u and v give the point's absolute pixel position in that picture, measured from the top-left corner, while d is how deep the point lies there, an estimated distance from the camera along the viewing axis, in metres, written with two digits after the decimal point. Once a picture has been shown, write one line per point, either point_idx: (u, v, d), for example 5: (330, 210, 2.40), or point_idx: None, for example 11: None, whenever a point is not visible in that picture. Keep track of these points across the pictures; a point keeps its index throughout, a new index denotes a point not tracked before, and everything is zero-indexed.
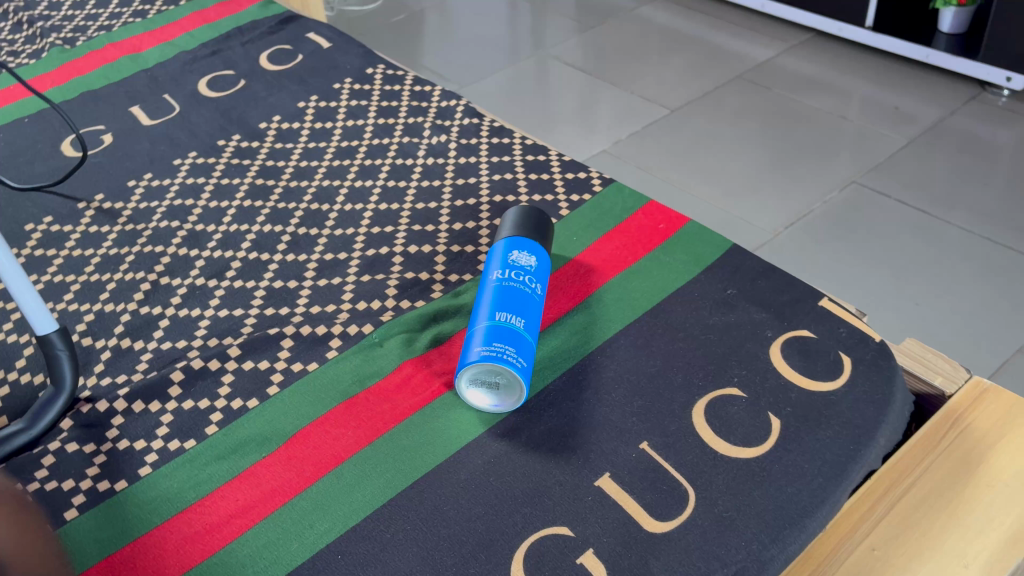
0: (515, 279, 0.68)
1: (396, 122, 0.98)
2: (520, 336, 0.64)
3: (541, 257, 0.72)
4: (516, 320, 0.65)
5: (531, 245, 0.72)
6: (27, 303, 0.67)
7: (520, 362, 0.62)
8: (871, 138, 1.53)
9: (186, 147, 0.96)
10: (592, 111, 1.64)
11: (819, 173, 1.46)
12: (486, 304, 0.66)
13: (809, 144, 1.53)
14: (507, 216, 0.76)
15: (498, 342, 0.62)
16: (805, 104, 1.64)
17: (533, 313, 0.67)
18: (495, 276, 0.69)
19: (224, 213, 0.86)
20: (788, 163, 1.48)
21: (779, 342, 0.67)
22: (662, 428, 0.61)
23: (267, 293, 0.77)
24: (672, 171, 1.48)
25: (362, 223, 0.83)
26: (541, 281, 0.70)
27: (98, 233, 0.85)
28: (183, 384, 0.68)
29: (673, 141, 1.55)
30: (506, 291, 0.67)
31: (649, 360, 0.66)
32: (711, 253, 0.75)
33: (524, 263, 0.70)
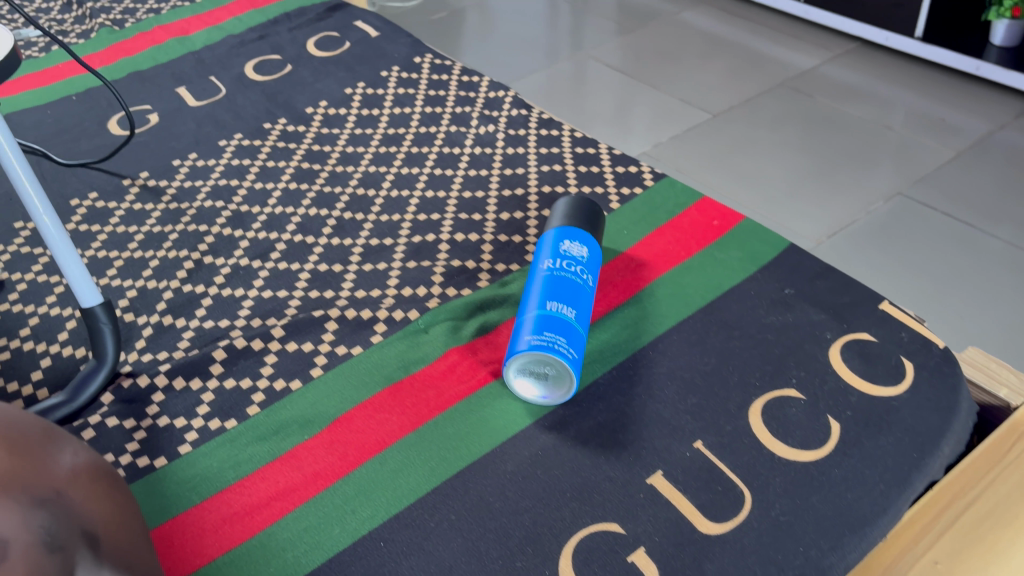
0: (567, 269, 0.66)
1: (443, 111, 0.97)
2: (571, 327, 0.62)
3: (592, 248, 0.70)
4: (567, 311, 0.63)
5: (583, 236, 0.70)
6: (74, 276, 0.66)
7: (571, 354, 0.60)
8: (916, 149, 1.50)
9: (231, 129, 0.96)
10: (633, 111, 1.61)
11: (867, 182, 1.42)
12: (537, 293, 0.64)
13: (852, 153, 1.49)
14: (558, 206, 0.74)
15: (549, 332, 0.60)
16: (848, 113, 1.60)
17: (584, 304, 0.65)
18: (546, 265, 0.67)
19: (269, 195, 0.86)
20: (831, 171, 1.45)
21: (838, 345, 0.65)
22: (716, 428, 0.59)
23: (312, 275, 0.75)
24: (713, 173, 1.45)
25: (408, 210, 0.82)
26: (592, 273, 0.68)
27: (142, 210, 0.85)
28: (225, 363, 0.67)
29: (714, 145, 1.52)
30: (558, 281, 0.65)
31: (704, 358, 0.64)
32: (767, 252, 0.73)
33: (576, 253, 0.68)
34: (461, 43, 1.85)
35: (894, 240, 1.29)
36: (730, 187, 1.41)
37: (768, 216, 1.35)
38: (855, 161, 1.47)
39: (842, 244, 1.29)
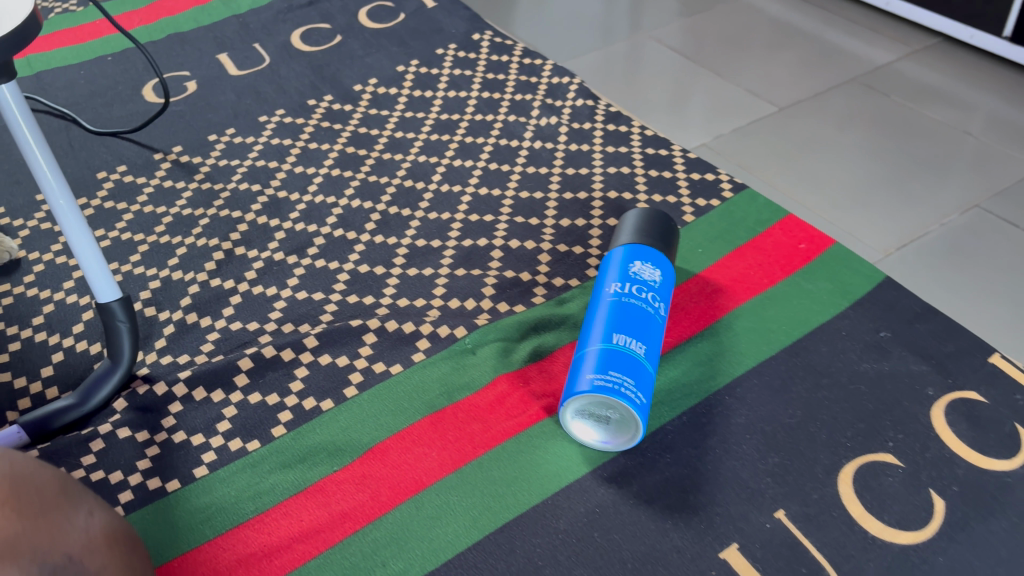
0: (636, 295, 0.58)
1: (502, 98, 0.89)
2: (639, 365, 0.54)
3: (666, 270, 0.62)
4: (635, 346, 0.55)
5: (656, 256, 0.62)
6: (91, 268, 0.59)
7: (638, 399, 0.53)
8: (996, 160, 1.14)
9: (273, 103, 0.89)
10: (696, 96, 1.25)
11: (953, 195, 1.07)
12: (602, 322, 0.57)
13: (924, 160, 1.14)
14: (627, 219, 0.65)
15: (615, 372, 0.53)
16: (921, 111, 1.24)
17: (654, 337, 0.57)
18: (612, 289, 0.59)
19: (310, 180, 0.79)
20: (901, 177, 1.10)
21: (942, 404, 0.57)
22: (801, 495, 0.52)
23: (351, 277, 0.69)
24: (785, 176, 1.10)
25: (459, 208, 0.75)
26: (664, 299, 0.60)
27: (173, 188, 0.78)
28: (251, 375, 0.61)
29: (768, 137, 1.17)
30: (625, 309, 0.57)
31: (788, 409, 0.56)
32: (860, 286, 0.65)
33: (647, 277, 0.60)
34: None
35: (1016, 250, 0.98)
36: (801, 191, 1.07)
37: (849, 226, 1.01)
38: (958, 162, 1.13)
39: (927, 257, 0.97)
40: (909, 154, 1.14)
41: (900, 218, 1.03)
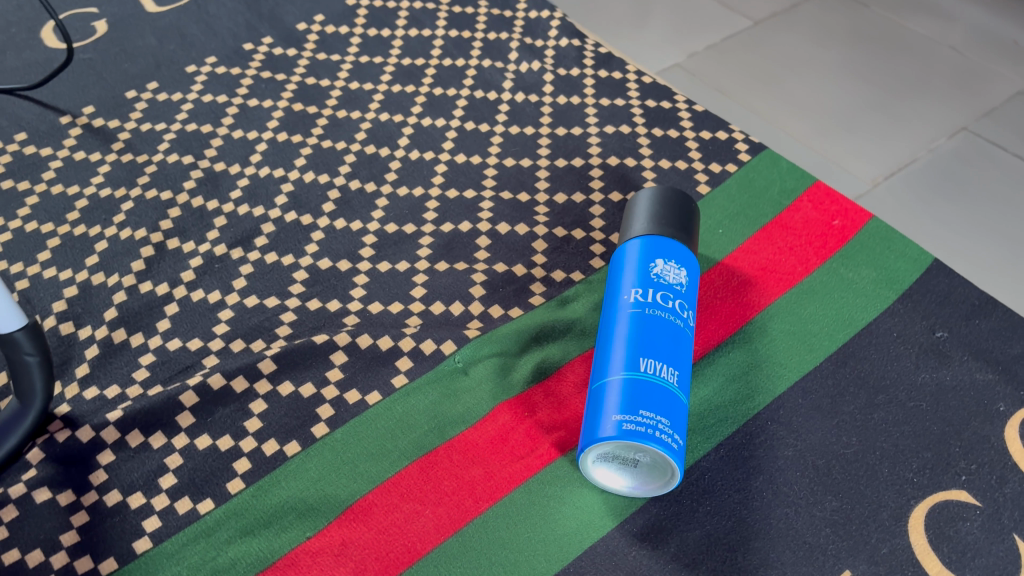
0: (661, 306, 0.48)
1: (473, 37, 0.77)
2: (673, 396, 0.45)
3: (692, 266, 0.52)
4: (667, 372, 0.46)
5: (681, 250, 0.51)
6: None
7: (676, 442, 0.43)
8: (986, 75, 0.98)
9: (202, 49, 0.75)
10: (659, 7, 1.05)
11: (940, 117, 0.90)
12: (623, 343, 0.47)
13: (909, 73, 0.96)
14: (638, 198, 0.54)
15: (647, 412, 0.43)
16: (902, 16, 1.06)
17: (684, 356, 0.48)
18: (632, 297, 0.49)
19: (252, 147, 0.66)
20: (887, 96, 0.93)
21: (1015, 422, 0.49)
22: (868, 551, 0.44)
23: (311, 275, 0.58)
24: (771, 105, 0.90)
25: (433, 181, 0.64)
26: (691, 305, 0.50)
27: (87, 161, 0.65)
28: (198, 413, 0.50)
29: (741, 49, 0.98)
30: (650, 323, 0.47)
31: (842, 436, 0.48)
32: (907, 272, 0.57)
33: (672, 280, 0.50)
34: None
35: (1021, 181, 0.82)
36: (788, 118, 0.89)
37: (838, 157, 0.84)
38: (950, 77, 0.96)
39: (919, 188, 0.81)
40: (896, 69, 0.97)
41: (893, 142, 0.87)
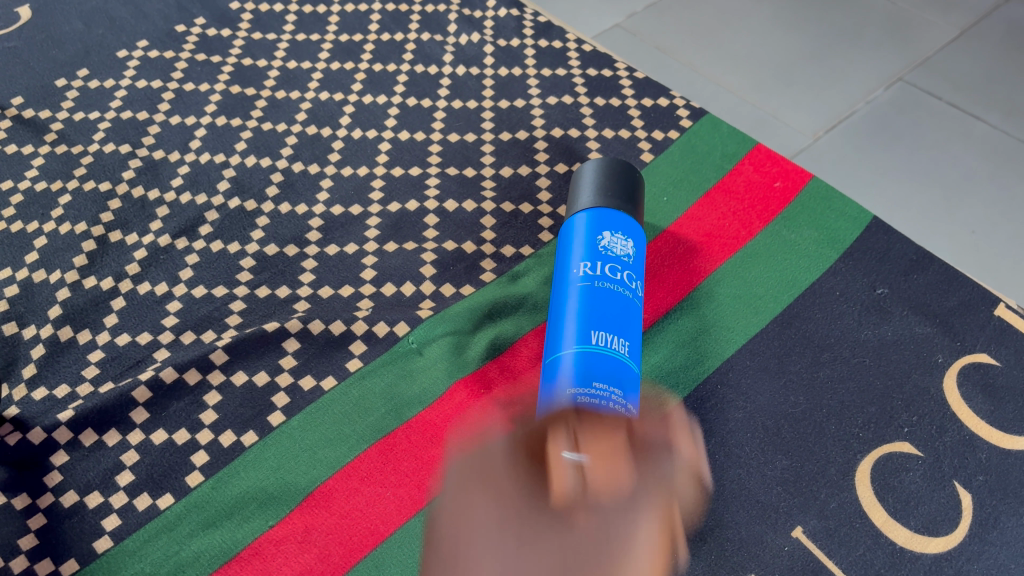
0: (610, 279, 0.49)
1: (411, 10, 0.76)
2: (624, 366, 0.46)
3: (638, 234, 0.52)
4: (618, 343, 0.46)
5: (626, 220, 0.52)
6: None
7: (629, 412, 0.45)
8: (919, 22, 0.99)
9: (133, 32, 0.73)
10: None
11: (876, 68, 0.92)
12: (573, 316, 0.47)
13: (845, 23, 0.97)
14: (587, 168, 0.55)
15: (599, 386, 0.44)
16: None
17: (633, 325, 0.49)
18: (582, 270, 0.49)
19: (191, 133, 0.65)
20: (823, 49, 0.94)
21: (954, 373, 0.51)
22: (818, 506, 0.45)
23: (258, 262, 0.57)
24: (710, 62, 0.91)
25: (378, 160, 0.63)
26: (638, 272, 0.51)
27: (18, 155, 0.63)
28: (151, 408, 0.50)
29: (679, 7, 0.98)
30: (601, 295, 0.48)
31: (790, 396, 0.50)
32: (848, 230, 0.58)
33: (620, 251, 0.50)
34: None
35: (953, 129, 0.84)
36: (728, 75, 0.89)
37: (776, 113, 0.85)
38: (882, 27, 0.98)
39: (858, 139, 0.83)
40: (831, 19, 0.98)
41: (830, 96, 0.88)
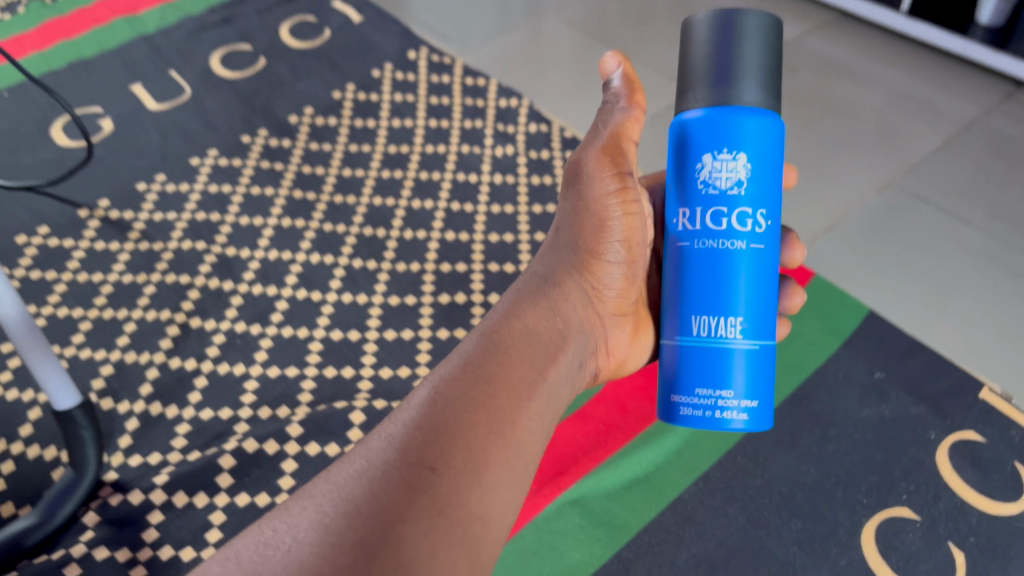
0: (715, 236, 0.40)
1: (451, 125, 0.85)
2: (726, 354, 0.41)
3: (773, 142, 0.40)
4: (731, 324, 0.41)
5: (756, 125, 0.39)
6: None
7: (745, 408, 0.41)
8: (905, 134, 1.09)
9: (203, 143, 0.82)
10: None
11: (868, 174, 1.01)
12: (679, 294, 0.42)
13: (838, 136, 1.07)
14: (750, 24, 0.39)
15: (702, 390, 0.41)
16: (827, 89, 1.18)
17: (754, 283, 0.41)
18: (678, 223, 0.41)
19: (259, 233, 0.73)
20: (820, 159, 1.03)
21: (945, 447, 0.57)
22: (829, 563, 0.51)
23: (325, 345, 0.64)
24: None
25: (427, 257, 0.71)
26: (770, 203, 0.40)
27: (107, 251, 0.71)
28: (235, 474, 0.56)
29: None
30: (703, 269, 0.41)
31: (802, 466, 0.56)
32: (848, 322, 0.65)
33: (729, 176, 0.39)
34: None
35: (939, 232, 0.93)
36: None
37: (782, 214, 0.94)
38: (873, 140, 1.07)
39: (855, 241, 0.91)
40: (826, 132, 1.08)
41: (828, 200, 0.97)
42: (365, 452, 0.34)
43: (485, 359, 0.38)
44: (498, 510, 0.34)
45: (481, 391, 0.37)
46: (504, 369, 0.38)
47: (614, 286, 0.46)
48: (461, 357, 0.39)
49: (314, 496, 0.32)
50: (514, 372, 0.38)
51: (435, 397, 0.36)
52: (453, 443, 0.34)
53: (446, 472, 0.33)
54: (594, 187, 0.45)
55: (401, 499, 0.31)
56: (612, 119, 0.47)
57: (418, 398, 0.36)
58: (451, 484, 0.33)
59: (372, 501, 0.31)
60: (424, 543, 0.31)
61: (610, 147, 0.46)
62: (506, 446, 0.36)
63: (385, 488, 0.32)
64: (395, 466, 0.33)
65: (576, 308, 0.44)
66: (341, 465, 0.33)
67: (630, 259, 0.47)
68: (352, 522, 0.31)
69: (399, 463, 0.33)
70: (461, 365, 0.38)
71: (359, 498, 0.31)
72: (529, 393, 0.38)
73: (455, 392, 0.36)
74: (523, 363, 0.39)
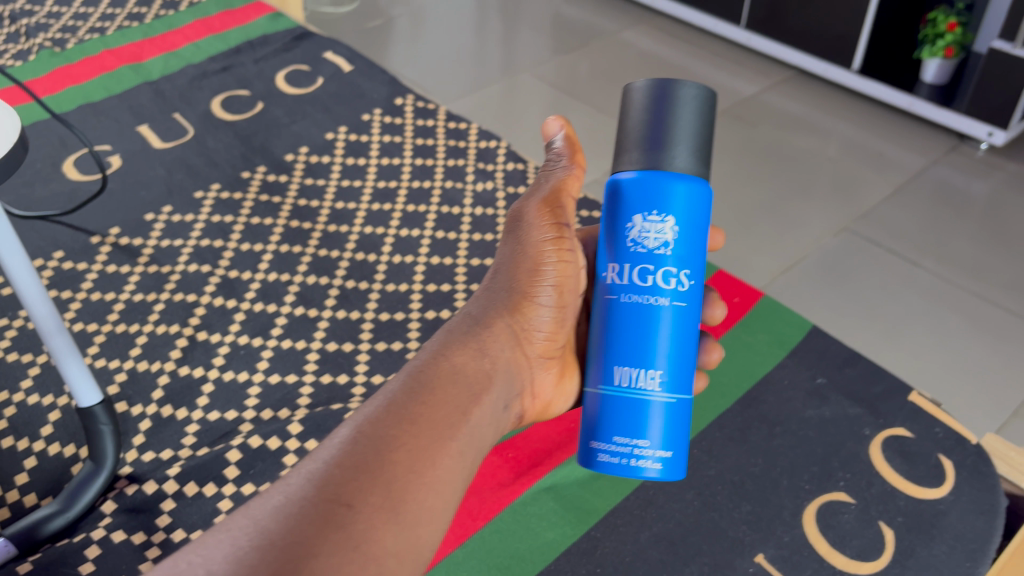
0: (642, 292, 0.47)
1: (435, 164, 0.92)
2: (642, 406, 0.47)
3: (700, 209, 0.46)
4: (649, 378, 0.47)
5: (685, 189, 0.45)
6: (27, 288, 0.56)
7: (659, 457, 0.47)
8: None
9: (206, 178, 0.89)
10: None
11: None
12: (606, 344, 0.48)
13: None
14: (686, 95, 0.46)
15: (621, 438, 0.47)
16: None
17: (673, 341, 0.47)
18: (609, 278, 0.48)
19: (259, 257, 0.80)
20: None
21: (878, 442, 0.65)
22: (775, 539, 0.58)
23: (321, 355, 0.71)
24: None
25: (414, 279, 0.78)
26: (692, 266, 0.47)
27: (118, 273, 0.77)
28: (240, 466, 0.62)
29: None
30: (630, 323, 0.47)
31: (751, 458, 0.63)
32: (793, 334, 0.73)
33: (657, 237, 0.46)
34: (389, 52, 1.86)
35: None
36: None
37: None
38: None
39: None
40: None
41: None
42: (284, 489, 0.38)
43: (409, 402, 0.43)
44: (414, 543, 0.39)
45: (402, 430, 0.41)
46: (427, 408, 0.43)
47: (543, 329, 0.52)
48: (386, 399, 0.43)
49: (230, 528, 0.36)
50: (438, 412, 0.43)
51: (359, 432, 0.41)
52: (367, 480, 0.38)
53: (361, 509, 0.37)
54: (533, 235, 0.52)
55: (315, 533, 0.36)
56: (552, 176, 0.55)
57: (342, 436, 0.40)
58: (363, 519, 0.37)
59: (287, 534, 0.35)
60: (333, 574, 0.35)
61: (550, 200, 0.53)
62: (425, 484, 0.40)
63: (300, 524, 0.36)
64: (313, 502, 0.37)
65: (502, 351, 0.49)
66: (261, 500, 0.37)
67: (558, 304, 0.52)
68: (267, 555, 0.34)
69: (317, 499, 0.37)
70: (385, 406, 0.42)
71: (274, 531, 0.35)
72: (450, 433, 0.43)
73: (377, 429, 0.41)
74: (446, 404, 0.44)
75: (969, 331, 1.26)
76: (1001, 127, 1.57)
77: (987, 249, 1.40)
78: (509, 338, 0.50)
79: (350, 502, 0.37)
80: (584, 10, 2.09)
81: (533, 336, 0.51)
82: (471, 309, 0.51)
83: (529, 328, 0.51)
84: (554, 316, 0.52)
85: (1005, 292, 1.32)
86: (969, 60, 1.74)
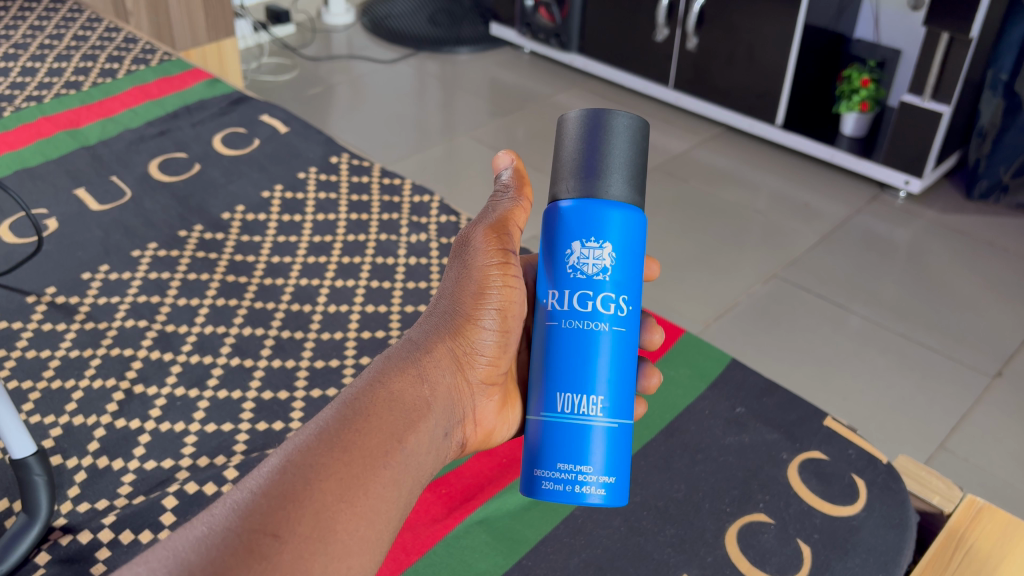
0: (582, 317, 0.50)
1: (370, 218, 0.94)
2: (583, 433, 0.50)
3: (634, 236, 0.50)
4: (591, 404, 0.50)
5: (619, 218, 0.49)
6: None
7: (602, 482, 0.50)
8: None
9: (143, 237, 0.90)
10: None
11: None
12: (548, 371, 0.51)
13: None
14: (619, 125, 0.50)
15: (564, 465, 0.50)
16: None
17: (612, 365, 0.50)
18: (550, 303, 0.51)
19: (196, 311, 0.81)
20: None
21: (795, 465, 0.68)
22: (699, 560, 0.60)
23: (257, 404, 0.72)
24: None
25: (350, 327, 0.81)
26: (630, 292, 0.51)
27: (54, 331, 0.78)
28: (177, 512, 0.63)
29: None
30: (571, 349, 0.50)
31: (675, 484, 0.65)
32: (713, 367, 0.76)
33: (595, 263, 0.49)
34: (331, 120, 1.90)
35: None
36: None
37: None
38: None
39: None
40: None
41: None
42: (209, 520, 0.41)
43: (342, 428, 0.45)
44: (343, 572, 0.41)
45: (334, 459, 0.44)
46: (361, 435, 0.45)
47: (485, 353, 0.54)
48: (318, 427, 0.45)
49: (153, 559, 0.39)
50: (372, 439, 0.46)
51: (289, 462, 0.43)
52: (293, 510, 0.41)
53: (287, 540, 0.40)
54: (478, 259, 0.55)
55: (237, 564, 0.39)
56: (500, 206, 0.58)
57: (271, 465, 0.43)
58: (284, 548, 0.40)
59: (208, 566, 0.38)
60: None
61: (496, 227, 0.56)
62: (355, 512, 0.43)
63: (221, 555, 0.39)
64: (238, 533, 0.40)
65: (442, 377, 0.52)
66: (186, 532, 0.40)
67: (501, 328, 0.55)
68: None
69: (242, 531, 0.40)
70: (317, 434, 0.45)
71: (195, 564, 0.38)
72: (384, 460, 0.45)
73: (306, 458, 0.43)
74: (381, 431, 0.46)
75: (896, 368, 1.31)
76: (916, 175, 1.66)
77: (910, 291, 1.46)
78: (449, 363, 0.53)
79: (276, 531, 0.40)
80: (520, 75, 2.16)
81: (474, 361, 0.54)
82: (413, 335, 0.54)
83: (470, 352, 0.54)
84: (497, 341, 0.54)
85: (926, 330, 1.38)
86: (885, 112, 1.84)
